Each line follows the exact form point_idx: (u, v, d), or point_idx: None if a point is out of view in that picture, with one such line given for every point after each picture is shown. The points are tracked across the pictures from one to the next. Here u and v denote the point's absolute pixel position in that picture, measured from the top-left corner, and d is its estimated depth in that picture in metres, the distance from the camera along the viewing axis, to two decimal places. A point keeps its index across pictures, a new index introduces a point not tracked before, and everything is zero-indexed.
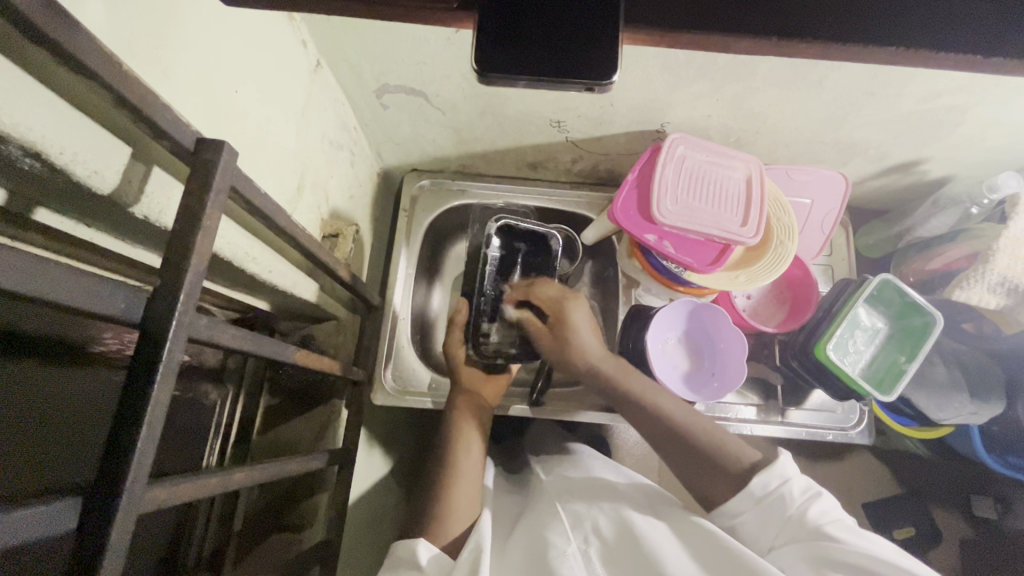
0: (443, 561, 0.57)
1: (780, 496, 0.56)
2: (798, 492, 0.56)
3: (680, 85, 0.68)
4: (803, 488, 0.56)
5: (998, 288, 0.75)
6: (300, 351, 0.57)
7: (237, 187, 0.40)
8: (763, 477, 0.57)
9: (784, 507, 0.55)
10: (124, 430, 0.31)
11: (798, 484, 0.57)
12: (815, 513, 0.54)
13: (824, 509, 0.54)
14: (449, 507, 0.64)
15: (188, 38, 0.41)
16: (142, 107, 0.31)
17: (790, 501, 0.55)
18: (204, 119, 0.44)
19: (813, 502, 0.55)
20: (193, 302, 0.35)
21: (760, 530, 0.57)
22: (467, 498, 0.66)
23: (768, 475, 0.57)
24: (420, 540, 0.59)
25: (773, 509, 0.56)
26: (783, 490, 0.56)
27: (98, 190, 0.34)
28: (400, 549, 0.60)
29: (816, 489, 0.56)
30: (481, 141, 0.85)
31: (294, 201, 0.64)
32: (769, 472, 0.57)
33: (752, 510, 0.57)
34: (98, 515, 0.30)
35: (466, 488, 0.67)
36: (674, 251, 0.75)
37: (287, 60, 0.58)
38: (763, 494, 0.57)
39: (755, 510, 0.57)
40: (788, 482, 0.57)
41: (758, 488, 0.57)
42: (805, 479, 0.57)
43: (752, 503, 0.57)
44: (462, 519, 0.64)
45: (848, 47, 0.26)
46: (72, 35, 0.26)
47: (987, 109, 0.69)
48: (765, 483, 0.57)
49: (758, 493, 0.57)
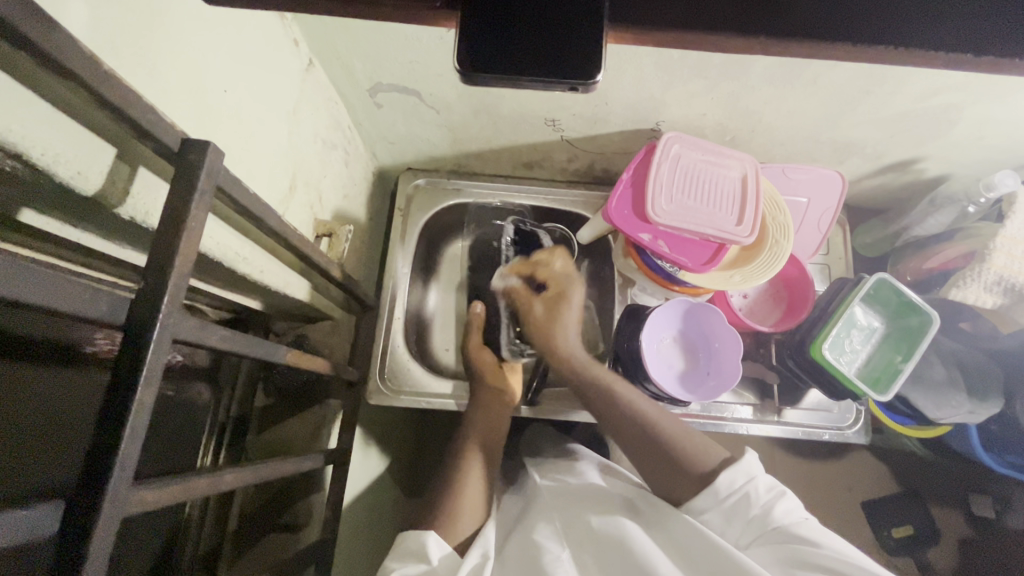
0: (452, 561, 0.57)
1: (745, 495, 0.56)
2: (763, 489, 0.57)
3: (674, 83, 0.68)
4: (768, 487, 0.57)
5: (994, 286, 0.74)
6: (292, 352, 0.57)
7: (225, 187, 0.39)
8: (729, 473, 0.57)
9: (748, 507, 0.56)
10: (108, 432, 0.31)
11: (763, 482, 0.57)
12: (779, 512, 0.55)
13: (788, 508, 0.55)
14: (458, 506, 0.65)
15: (175, 38, 0.40)
16: (124, 107, 0.30)
17: (754, 500, 0.56)
18: (192, 119, 0.44)
19: (777, 500, 0.56)
20: (179, 303, 0.35)
21: (723, 527, 0.57)
22: (474, 499, 0.67)
23: (732, 473, 0.57)
24: (430, 535, 0.59)
25: (738, 507, 0.56)
26: (748, 488, 0.56)
27: (81, 190, 0.34)
28: (409, 540, 0.60)
29: (781, 488, 0.57)
30: (476, 140, 0.85)
31: (286, 201, 0.64)
32: (735, 469, 0.58)
33: (715, 506, 0.57)
34: (82, 517, 0.30)
35: (475, 488, 0.68)
36: (669, 250, 0.75)
37: (278, 59, 0.57)
38: (728, 492, 0.57)
39: (719, 507, 0.57)
40: (753, 480, 0.57)
41: (724, 485, 0.57)
42: (770, 478, 0.58)
43: (715, 499, 0.57)
44: (469, 519, 0.65)
45: (837, 44, 0.26)
46: (50, 35, 0.26)
47: (983, 107, 0.68)
48: (731, 479, 0.57)
49: (724, 489, 0.57)
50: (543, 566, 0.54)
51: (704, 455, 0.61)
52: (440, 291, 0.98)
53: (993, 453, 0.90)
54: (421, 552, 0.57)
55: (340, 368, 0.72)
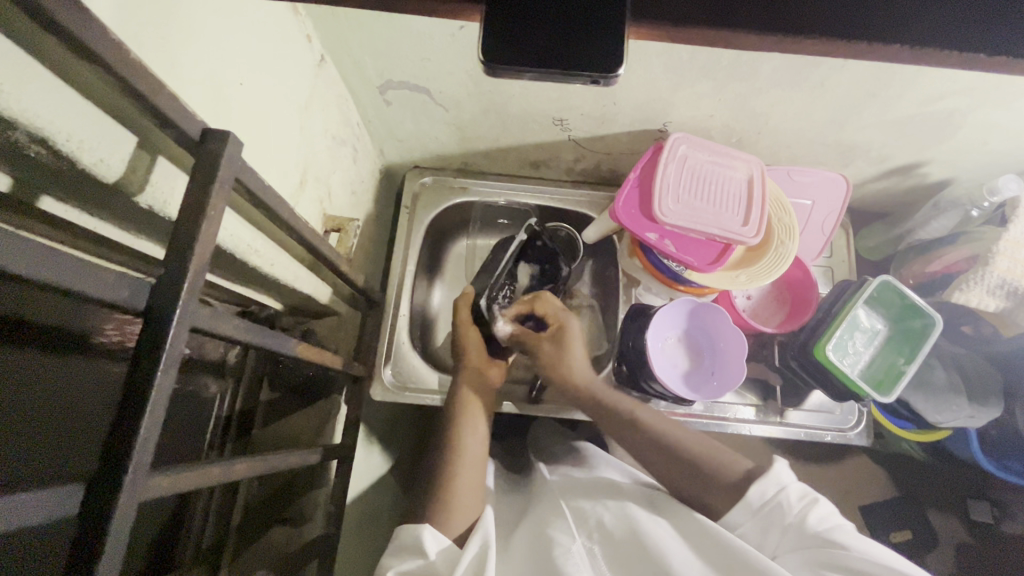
0: (451, 553, 0.56)
1: (777, 505, 0.56)
2: (795, 498, 0.56)
3: (683, 84, 0.68)
4: (800, 495, 0.56)
5: (997, 290, 0.75)
6: (301, 345, 0.57)
7: (242, 177, 0.40)
8: (760, 485, 0.57)
9: (784, 515, 0.55)
10: (129, 416, 0.31)
11: (794, 490, 0.56)
12: (816, 520, 0.54)
13: (823, 516, 0.54)
14: (453, 499, 0.63)
15: (194, 28, 0.41)
16: (150, 95, 0.31)
17: (789, 509, 0.55)
18: (209, 111, 0.45)
19: (809, 508, 0.55)
20: (197, 292, 0.35)
21: (761, 538, 0.57)
22: (467, 493, 0.65)
23: (764, 484, 0.57)
24: (425, 527, 0.58)
25: (772, 518, 0.56)
26: (781, 499, 0.56)
27: (103, 178, 0.34)
28: (405, 533, 0.59)
29: (813, 495, 0.56)
30: (484, 139, 0.85)
31: (296, 195, 0.64)
32: (766, 480, 0.57)
33: (751, 520, 0.57)
34: (100, 501, 0.30)
35: (469, 479, 0.66)
36: (675, 249, 0.75)
37: (291, 54, 0.58)
38: (761, 503, 0.56)
39: (755, 520, 0.56)
40: (785, 490, 0.56)
41: (756, 498, 0.56)
42: (800, 485, 0.57)
43: (751, 513, 0.56)
44: (465, 515, 0.62)
45: (855, 44, 0.26)
46: (83, 21, 0.26)
47: (987, 113, 0.69)
48: (762, 491, 0.56)
49: (757, 502, 0.56)
50: (556, 563, 0.53)
51: (731, 471, 0.60)
52: (445, 288, 0.98)
53: (990, 456, 0.91)
54: (421, 547, 0.56)
55: (346, 363, 0.72)
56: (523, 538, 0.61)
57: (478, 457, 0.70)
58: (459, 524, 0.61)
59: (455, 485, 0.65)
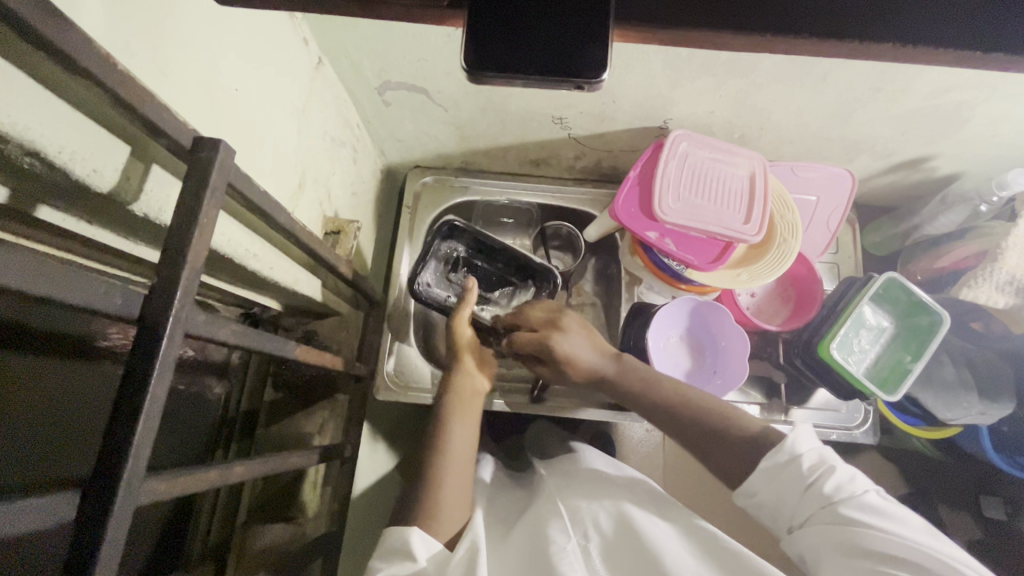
0: (442, 557, 0.57)
1: (794, 473, 0.54)
2: (809, 467, 0.54)
3: (682, 80, 0.68)
4: (816, 463, 0.54)
5: (1005, 286, 0.74)
6: (301, 347, 0.57)
7: (235, 184, 0.40)
8: (773, 455, 0.55)
9: (798, 483, 0.54)
10: (123, 423, 0.32)
11: (809, 458, 0.54)
12: (831, 489, 0.52)
13: (840, 484, 0.52)
14: (439, 501, 0.63)
15: (186, 35, 0.41)
16: (139, 106, 0.31)
17: (802, 478, 0.53)
18: (204, 118, 0.45)
19: (826, 476, 0.52)
20: (190, 299, 0.35)
21: (778, 505, 0.55)
22: (454, 498, 0.64)
23: (776, 453, 0.55)
24: (413, 531, 0.58)
25: (787, 485, 0.54)
26: (794, 467, 0.54)
27: (96, 188, 0.34)
28: (391, 537, 0.59)
29: (830, 461, 0.53)
30: (483, 137, 0.85)
31: (295, 198, 0.65)
32: (779, 449, 0.55)
33: (766, 487, 0.55)
34: (96, 506, 0.31)
35: (456, 482, 0.66)
36: (675, 248, 0.74)
37: (288, 57, 0.58)
38: (776, 470, 0.55)
39: (769, 488, 0.55)
40: (797, 458, 0.54)
41: (769, 464, 0.55)
42: (818, 451, 0.55)
43: (766, 479, 0.55)
44: (451, 525, 0.62)
45: (846, 42, 0.26)
46: (68, 35, 0.26)
47: (996, 105, 0.68)
48: (775, 459, 0.55)
49: (770, 468, 0.55)
50: (551, 561, 0.53)
51: (743, 431, 0.61)
52: None
53: (1003, 454, 0.87)
54: (405, 548, 0.57)
55: (348, 363, 0.73)
56: (522, 533, 0.61)
57: (465, 462, 0.69)
58: (447, 523, 0.62)
59: (443, 485, 0.65)
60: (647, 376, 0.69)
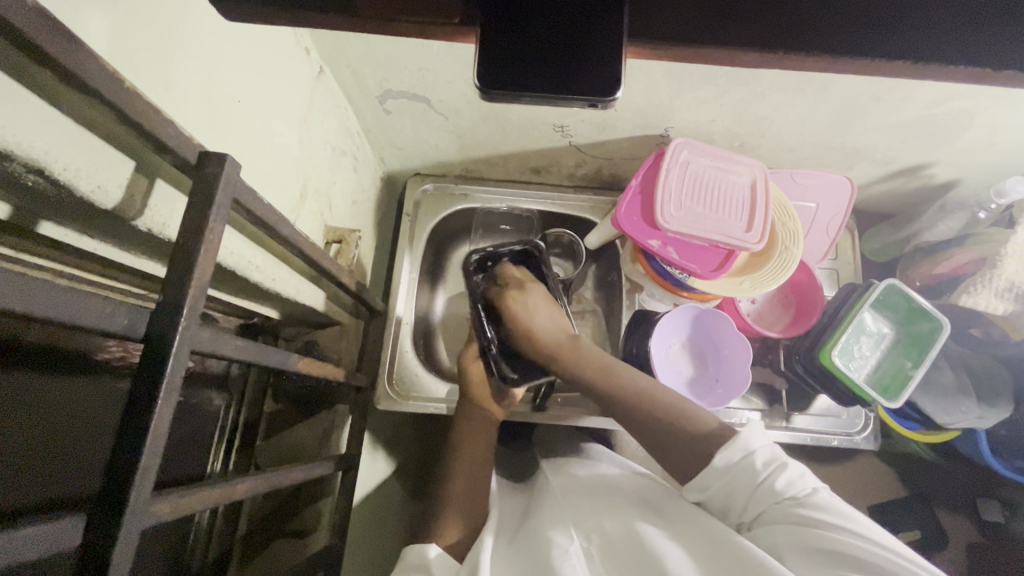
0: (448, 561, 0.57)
1: (745, 469, 0.54)
2: (762, 463, 0.54)
3: (683, 89, 0.68)
4: (768, 459, 0.54)
5: (1005, 293, 0.74)
6: (303, 359, 0.57)
7: (241, 198, 0.40)
8: (725, 451, 0.55)
9: (751, 479, 0.54)
10: (128, 448, 0.31)
11: (761, 454, 0.54)
12: (782, 485, 0.52)
13: (791, 479, 0.53)
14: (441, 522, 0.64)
15: (190, 48, 0.41)
16: (145, 123, 0.31)
17: (756, 474, 0.53)
18: (208, 131, 0.44)
19: (778, 472, 0.53)
20: (196, 316, 0.35)
21: (731, 500, 0.55)
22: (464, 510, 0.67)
23: (729, 449, 0.55)
24: (431, 545, 0.58)
25: (739, 482, 0.54)
26: (748, 463, 0.54)
27: (100, 204, 0.34)
28: (410, 553, 0.59)
29: (781, 457, 0.54)
30: (484, 145, 0.85)
31: (296, 209, 0.64)
32: (732, 445, 0.55)
33: (718, 482, 0.55)
34: (101, 530, 0.30)
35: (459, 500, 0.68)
36: (677, 256, 0.74)
37: (290, 68, 0.58)
38: (728, 466, 0.54)
39: (723, 483, 0.55)
40: (751, 455, 0.54)
41: (722, 462, 0.55)
42: (770, 447, 0.55)
43: (719, 477, 0.55)
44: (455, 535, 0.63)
45: (859, 57, 0.26)
46: (74, 52, 0.26)
47: (993, 114, 0.68)
48: (728, 456, 0.55)
49: (723, 467, 0.55)
50: (554, 566, 0.52)
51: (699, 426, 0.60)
52: (448, 295, 0.98)
53: (1002, 458, 0.89)
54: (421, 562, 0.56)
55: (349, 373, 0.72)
56: (524, 538, 0.60)
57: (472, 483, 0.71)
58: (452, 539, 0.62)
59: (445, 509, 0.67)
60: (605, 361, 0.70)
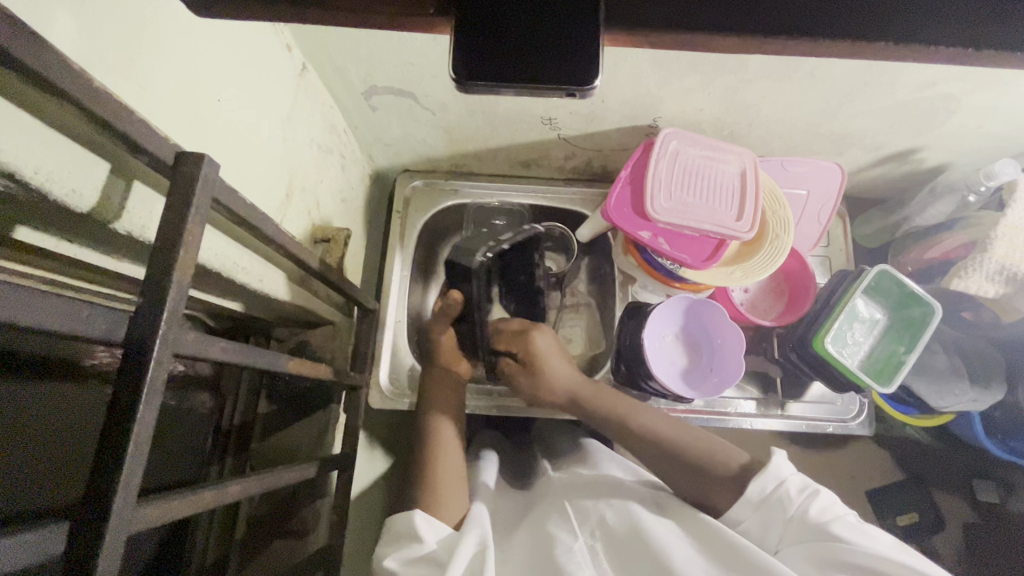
0: (445, 542, 0.56)
1: (777, 499, 0.55)
2: (795, 491, 0.55)
3: (670, 79, 0.67)
4: (801, 487, 0.55)
5: (996, 275, 0.74)
6: (294, 360, 0.56)
7: (221, 198, 0.39)
8: (759, 480, 0.56)
9: (783, 510, 0.54)
10: (111, 454, 0.31)
11: (794, 483, 0.55)
12: (817, 512, 0.53)
13: (824, 506, 0.53)
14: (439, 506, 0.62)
15: (164, 46, 0.40)
16: (117, 123, 0.30)
17: (788, 504, 0.54)
18: (187, 132, 0.44)
19: (811, 499, 0.54)
20: (177, 319, 0.34)
21: (762, 533, 0.56)
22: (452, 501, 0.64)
23: (762, 480, 0.56)
24: (419, 514, 0.58)
25: (773, 513, 0.55)
26: (781, 493, 0.55)
27: (75, 207, 0.33)
28: (398, 523, 0.59)
29: (813, 486, 0.55)
30: (473, 140, 0.84)
31: (282, 209, 0.64)
32: (765, 474, 0.56)
33: (752, 516, 0.56)
34: (85, 537, 0.30)
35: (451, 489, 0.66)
36: (668, 247, 0.74)
37: (271, 66, 0.57)
38: (761, 498, 0.56)
39: (756, 516, 0.56)
40: (784, 484, 0.55)
41: (756, 493, 0.56)
42: (802, 477, 0.56)
43: (751, 508, 0.56)
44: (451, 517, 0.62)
45: (840, 40, 0.26)
46: (40, 53, 0.25)
47: (983, 97, 0.68)
48: (762, 486, 0.56)
49: (756, 498, 0.56)
50: (557, 562, 0.52)
51: (728, 466, 0.61)
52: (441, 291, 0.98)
53: (996, 439, 0.89)
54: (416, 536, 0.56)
55: (341, 373, 0.72)
56: (528, 533, 0.59)
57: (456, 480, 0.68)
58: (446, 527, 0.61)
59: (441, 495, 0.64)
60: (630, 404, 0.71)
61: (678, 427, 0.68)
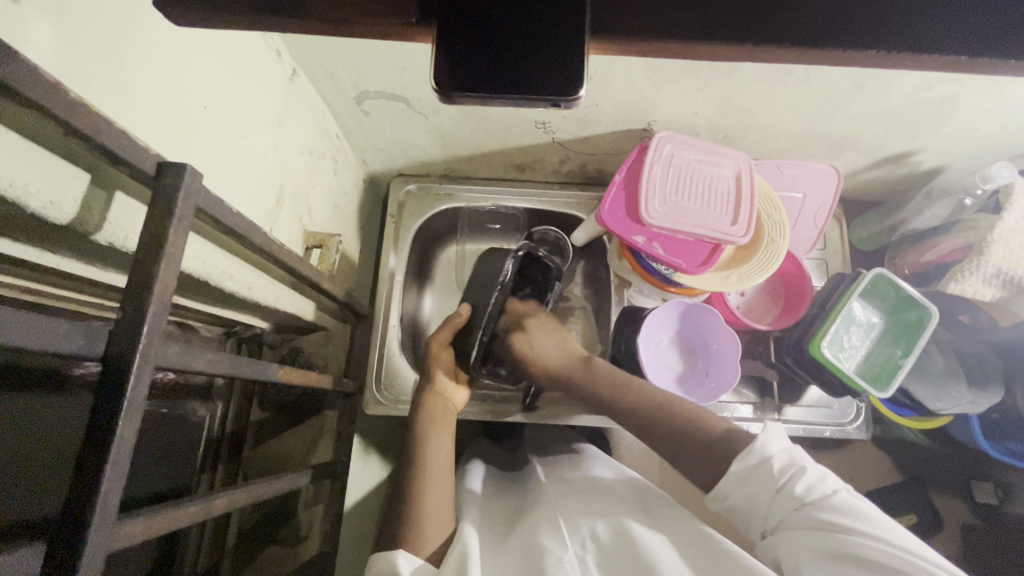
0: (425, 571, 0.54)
1: (763, 476, 0.51)
2: (781, 468, 0.51)
3: (664, 83, 0.67)
4: (787, 462, 0.51)
5: (993, 279, 0.74)
6: (284, 369, 0.56)
7: (206, 208, 0.39)
8: (743, 457, 0.52)
9: (770, 486, 0.51)
10: (89, 470, 0.30)
11: (780, 458, 0.51)
12: (804, 492, 0.49)
13: (812, 484, 0.49)
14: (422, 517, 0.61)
15: (148, 54, 0.39)
16: (95, 135, 0.29)
17: (774, 481, 0.51)
18: (172, 141, 0.43)
19: (798, 477, 0.50)
20: (159, 333, 0.34)
21: (751, 509, 0.52)
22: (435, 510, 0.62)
23: (746, 456, 0.52)
24: (401, 552, 0.56)
25: (760, 490, 0.51)
26: (764, 470, 0.51)
27: (54, 220, 0.33)
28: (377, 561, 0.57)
29: (800, 460, 0.51)
30: (466, 144, 0.84)
31: (273, 216, 0.63)
32: (749, 451, 0.52)
33: (738, 492, 0.53)
34: (62, 557, 0.29)
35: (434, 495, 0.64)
36: (663, 252, 0.74)
37: (260, 71, 0.56)
38: (745, 473, 0.52)
39: (742, 493, 0.52)
40: (768, 460, 0.51)
41: (739, 470, 0.52)
42: (789, 450, 0.52)
43: (737, 483, 0.52)
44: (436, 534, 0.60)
45: (830, 50, 0.25)
46: (11, 65, 0.25)
47: (979, 100, 0.68)
48: (746, 463, 0.52)
49: (740, 474, 0.52)
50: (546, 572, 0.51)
51: (711, 433, 0.58)
52: (436, 296, 0.98)
53: (993, 441, 0.88)
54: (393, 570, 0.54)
55: (334, 380, 0.71)
56: (517, 545, 0.59)
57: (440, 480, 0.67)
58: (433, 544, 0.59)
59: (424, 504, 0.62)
60: (620, 375, 0.70)
61: (662, 398, 0.65)
